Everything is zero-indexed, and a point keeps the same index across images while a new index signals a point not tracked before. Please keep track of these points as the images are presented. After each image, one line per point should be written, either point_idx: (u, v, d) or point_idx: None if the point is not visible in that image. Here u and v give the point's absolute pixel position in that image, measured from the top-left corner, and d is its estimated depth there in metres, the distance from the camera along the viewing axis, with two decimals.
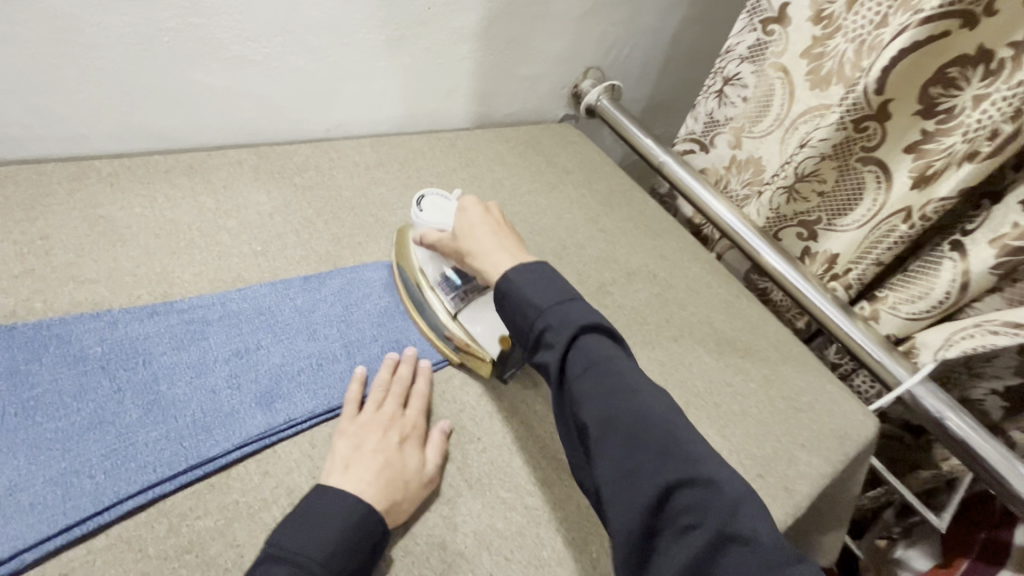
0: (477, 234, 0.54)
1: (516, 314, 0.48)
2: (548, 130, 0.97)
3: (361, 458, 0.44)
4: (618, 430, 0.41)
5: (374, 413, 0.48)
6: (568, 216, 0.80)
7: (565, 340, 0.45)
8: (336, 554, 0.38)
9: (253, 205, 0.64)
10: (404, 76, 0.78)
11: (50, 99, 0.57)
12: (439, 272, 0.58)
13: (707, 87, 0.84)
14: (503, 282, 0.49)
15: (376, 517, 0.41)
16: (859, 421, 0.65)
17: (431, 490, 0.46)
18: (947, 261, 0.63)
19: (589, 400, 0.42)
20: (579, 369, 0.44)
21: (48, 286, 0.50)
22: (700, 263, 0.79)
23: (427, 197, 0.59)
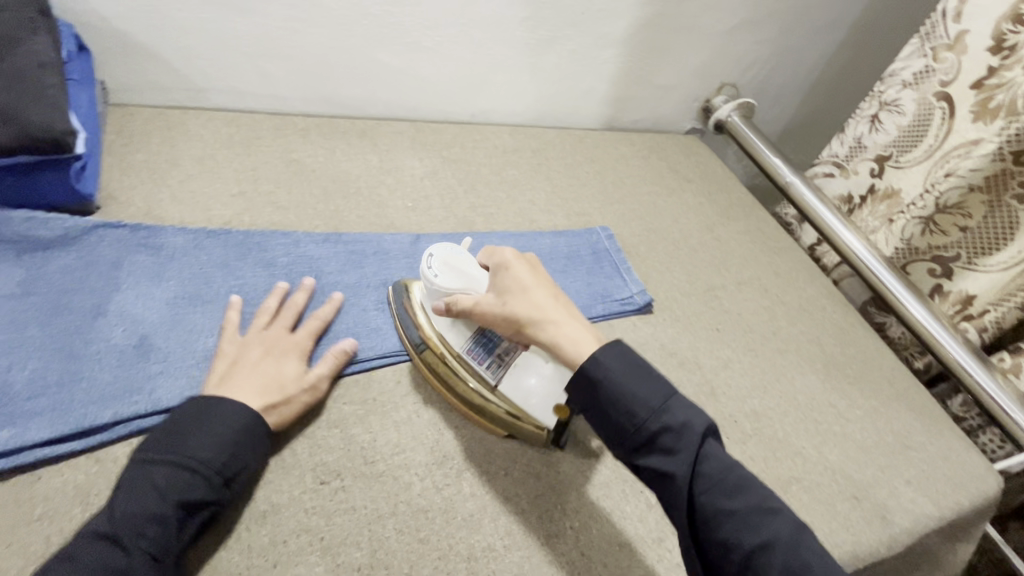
0: (533, 295, 0.47)
1: (616, 412, 0.42)
2: (674, 140, 1.00)
3: (237, 372, 0.44)
4: (772, 560, 0.37)
5: (256, 332, 0.48)
6: (685, 220, 0.82)
7: (691, 451, 0.40)
8: (218, 447, 0.40)
9: (408, 169, 0.74)
10: (549, 74, 0.85)
11: (272, 63, 0.71)
12: (465, 339, 0.49)
13: (860, 111, 0.82)
14: (592, 366, 0.42)
15: (249, 417, 0.42)
16: (979, 475, 0.60)
17: (313, 397, 0.47)
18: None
19: (727, 520, 0.38)
20: (709, 487, 0.39)
21: (253, 206, 0.62)
22: (815, 285, 0.78)
23: (433, 258, 0.51)
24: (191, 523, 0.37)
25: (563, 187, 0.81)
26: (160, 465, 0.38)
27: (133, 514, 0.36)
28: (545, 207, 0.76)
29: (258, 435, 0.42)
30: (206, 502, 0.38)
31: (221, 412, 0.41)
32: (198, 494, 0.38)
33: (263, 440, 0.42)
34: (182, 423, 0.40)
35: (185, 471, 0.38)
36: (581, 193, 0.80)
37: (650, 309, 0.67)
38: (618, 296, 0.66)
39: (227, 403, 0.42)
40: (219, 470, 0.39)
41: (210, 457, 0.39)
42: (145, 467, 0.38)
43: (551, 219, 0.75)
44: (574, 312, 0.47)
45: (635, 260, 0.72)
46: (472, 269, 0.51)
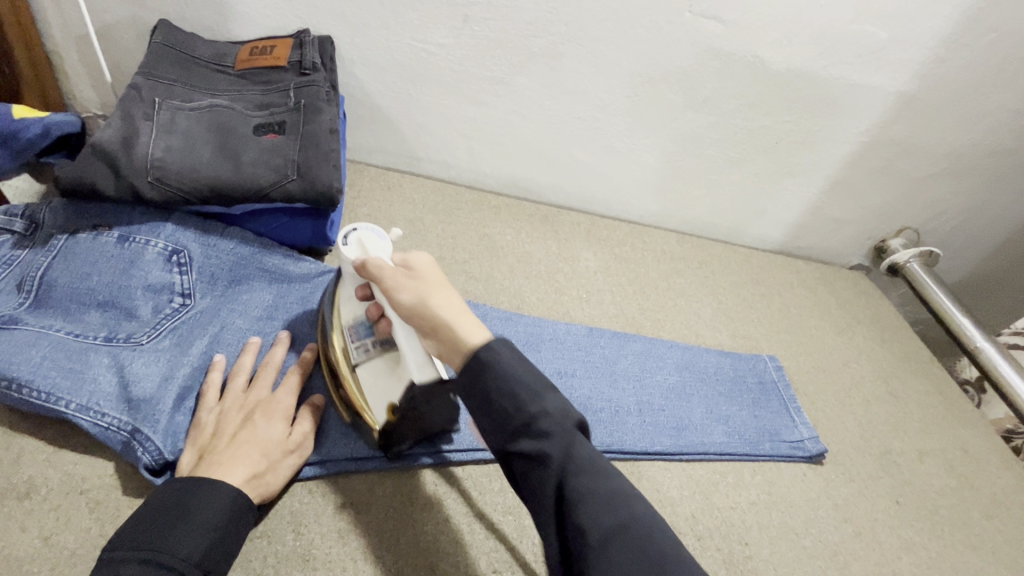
0: (441, 290, 0.43)
1: (496, 395, 0.37)
2: (841, 275, 0.96)
3: (215, 446, 0.44)
4: (629, 553, 0.32)
5: (233, 397, 0.47)
6: (856, 366, 0.77)
7: (566, 438, 0.36)
8: (203, 538, 0.37)
9: (583, 260, 0.78)
10: (729, 191, 0.86)
11: (483, 145, 0.80)
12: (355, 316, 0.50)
13: None
14: (483, 348, 0.38)
15: (232, 496, 0.40)
16: None
17: (296, 457, 0.47)
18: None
19: (583, 509, 0.33)
20: (578, 472, 0.35)
21: (449, 274, 0.69)
22: (1014, 476, 0.68)
23: (358, 231, 0.48)
24: None
25: (729, 305, 0.80)
26: (129, 563, 0.35)
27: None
28: (710, 322, 0.75)
29: (249, 511, 0.41)
30: None
31: (202, 498, 0.39)
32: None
33: (249, 516, 0.41)
34: (161, 513, 0.38)
35: (166, 570, 0.35)
36: (746, 314, 0.79)
37: (822, 459, 0.62)
38: (787, 437, 0.62)
39: (206, 485, 0.40)
40: (198, 563, 0.37)
41: (188, 549, 0.37)
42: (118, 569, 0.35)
43: (716, 336, 0.74)
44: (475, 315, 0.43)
45: (804, 400, 0.69)
46: (387, 253, 0.48)
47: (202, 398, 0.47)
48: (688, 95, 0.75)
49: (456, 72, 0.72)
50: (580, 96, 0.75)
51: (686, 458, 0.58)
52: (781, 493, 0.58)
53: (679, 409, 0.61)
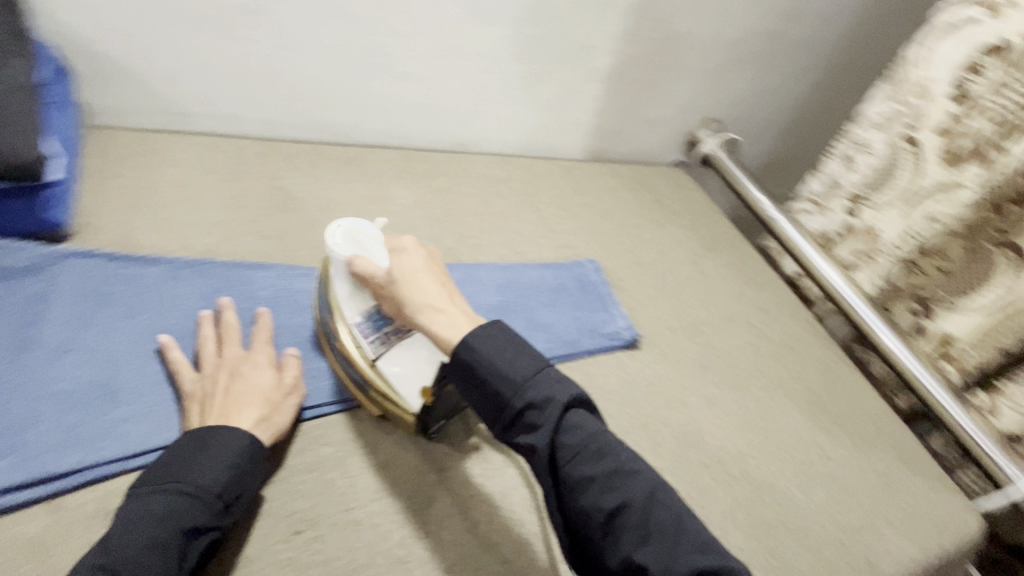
0: (419, 281, 0.48)
1: (488, 389, 0.43)
2: (660, 173, 1.02)
3: (216, 405, 0.45)
4: (625, 522, 0.39)
5: (210, 361, 0.48)
6: (671, 254, 0.83)
7: (552, 422, 0.42)
8: (222, 473, 0.41)
9: (394, 198, 0.74)
10: (541, 105, 0.86)
11: (261, 89, 0.71)
12: (357, 311, 0.52)
13: (830, 150, 0.82)
14: (466, 347, 0.44)
15: (245, 440, 0.43)
16: (959, 515, 0.61)
17: (293, 396, 0.49)
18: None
19: (578, 490, 0.40)
20: (571, 455, 0.41)
21: (233, 237, 0.62)
22: (798, 322, 0.79)
23: (343, 227, 0.52)
24: (190, 551, 0.39)
25: (550, 218, 0.81)
26: (155, 493, 0.39)
27: (139, 541, 0.37)
28: (532, 238, 0.76)
29: (258, 451, 0.44)
30: (203, 527, 0.39)
31: (217, 440, 0.42)
32: (195, 520, 0.39)
33: (261, 452, 0.45)
34: (184, 451, 0.42)
35: (187, 497, 0.40)
36: (567, 224, 0.81)
37: (637, 344, 0.66)
38: (605, 330, 0.66)
39: (218, 433, 0.43)
40: (218, 493, 0.41)
41: (209, 480, 0.41)
42: (146, 499, 0.39)
43: (539, 251, 0.75)
44: (460, 302, 0.48)
45: (622, 294, 0.73)
46: (378, 244, 0.52)
47: (177, 373, 0.48)
48: (471, 6, 0.71)
49: (194, 1, 0.61)
50: (354, 18, 0.68)
51: None
52: (597, 384, 0.61)
53: None
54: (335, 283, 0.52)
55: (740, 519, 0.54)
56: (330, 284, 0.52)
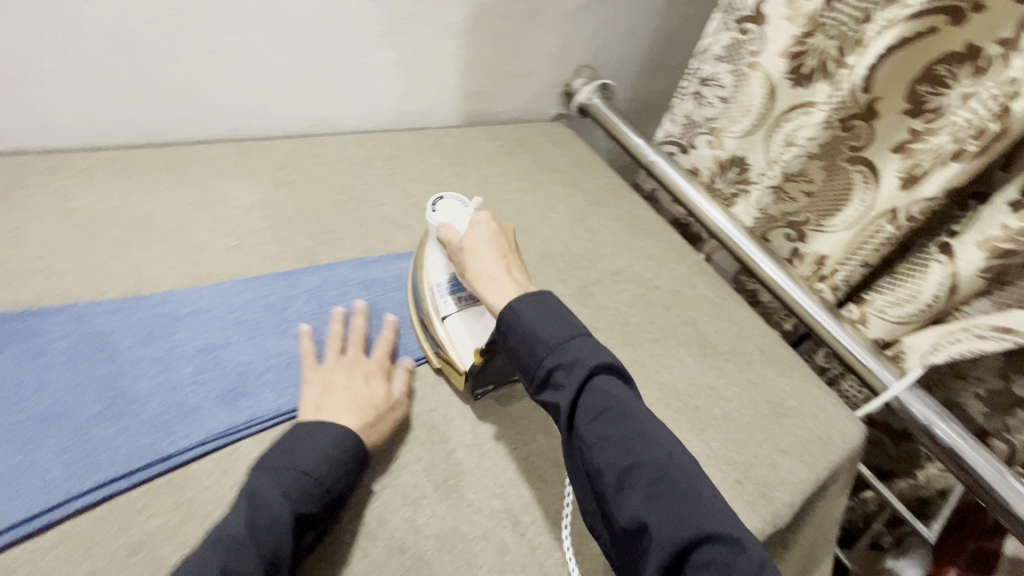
0: (480, 252, 0.50)
1: (522, 346, 0.45)
2: (539, 129, 0.97)
3: (330, 398, 0.45)
4: (637, 481, 0.40)
5: (336, 359, 0.49)
6: (556, 215, 0.79)
7: (578, 383, 0.43)
8: (329, 462, 0.41)
9: (231, 200, 0.64)
10: (395, 72, 0.77)
11: (33, 89, 0.55)
12: (442, 273, 0.53)
13: (682, 89, 0.84)
14: (509, 310, 0.46)
15: (352, 438, 0.43)
16: (843, 427, 0.64)
17: (401, 410, 0.49)
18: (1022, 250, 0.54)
19: (597, 450, 0.41)
20: (593, 416, 0.42)
21: (16, 280, 0.52)
22: (686, 264, 0.78)
23: (443, 198, 0.54)
24: (299, 539, 0.39)
25: (421, 196, 0.74)
26: (266, 476, 0.40)
27: (268, 520, 0.37)
28: (401, 221, 0.69)
29: (363, 455, 0.44)
30: (314, 516, 0.39)
31: (316, 430, 0.42)
32: (311, 508, 0.39)
33: (365, 457, 0.44)
34: (296, 436, 0.42)
35: (305, 479, 0.40)
36: (440, 200, 0.75)
37: None
38: None
39: (318, 426, 0.42)
40: (327, 487, 0.40)
41: (316, 467, 0.40)
42: (261, 480, 0.39)
43: (410, 234, 0.68)
44: (519, 278, 0.50)
45: None
46: (468, 217, 0.53)
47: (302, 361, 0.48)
48: None
49: None
50: None
51: None
52: None
53: None
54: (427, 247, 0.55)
55: None
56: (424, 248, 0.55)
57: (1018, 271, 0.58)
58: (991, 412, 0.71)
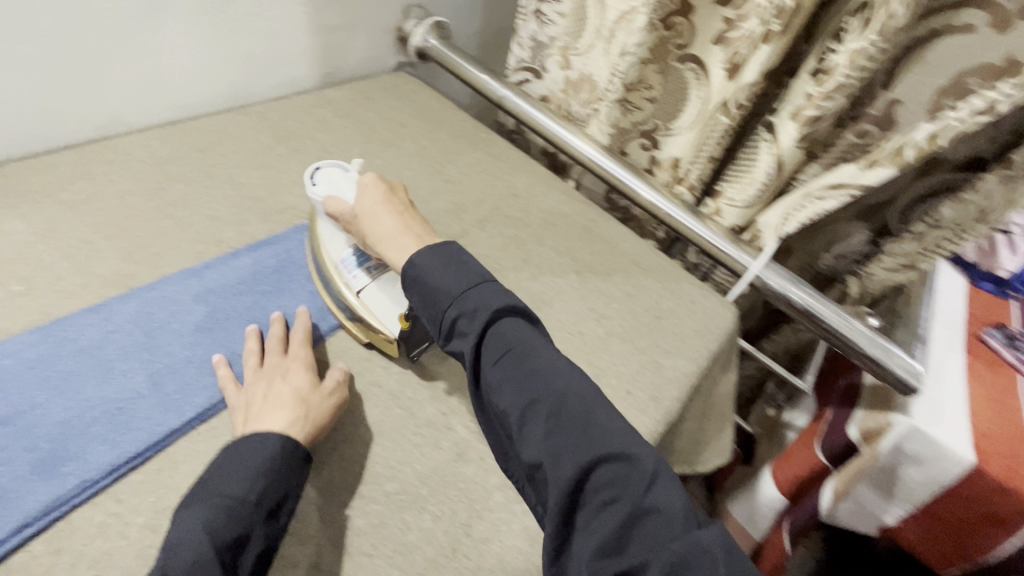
0: (377, 213, 0.51)
1: (427, 299, 0.46)
2: (380, 83, 0.90)
3: (259, 415, 0.43)
4: (538, 416, 0.41)
5: (253, 373, 0.47)
6: (410, 172, 0.75)
7: (479, 329, 0.43)
8: (254, 478, 0.39)
9: (6, 237, 0.54)
10: (186, 47, 0.66)
11: None
12: (341, 246, 0.54)
13: (523, 9, 0.81)
14: (410, 267, 0.47)
15: (287, 443, 0.41)
16: (717, 314, 0.68)
17: (340, 398, 0.47)
18: (825, 115, 0.57)
19: (501, 389, 0.42)
20: (496, 358, 0.43)
21: None
22: (553, 193, 0.78)
23: (320, 170, 0.55)
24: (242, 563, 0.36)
25: (252, 183, 0.66)
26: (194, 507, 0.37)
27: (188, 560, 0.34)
28: (233, 217, 0.62)
29: (297, 455, 0.42)
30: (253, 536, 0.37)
31: (248, 445, 0.40)
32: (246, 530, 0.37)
33: (305, 454, 0.42)
34: (215, 468, 0.39)
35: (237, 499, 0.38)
36: (276, 183, 0.67)
37: None
38: None
39: (259, 443, 0.41)
40: (260, 502, 0.38)
41: (245, 488, 0.38)
42: (185, 513, 0.37)
43: (245, 228, 0.61)
44: (417, 228, 0.51)
45: None
46: (351, 183, 0.55)
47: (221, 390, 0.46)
48: None
49: None
50: None
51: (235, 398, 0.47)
52: (354, 356, 0.53)
53: (209, 349, 0.49)
54: (320, 227, 0.55)
55: None
56: (317, 229, 0.55)
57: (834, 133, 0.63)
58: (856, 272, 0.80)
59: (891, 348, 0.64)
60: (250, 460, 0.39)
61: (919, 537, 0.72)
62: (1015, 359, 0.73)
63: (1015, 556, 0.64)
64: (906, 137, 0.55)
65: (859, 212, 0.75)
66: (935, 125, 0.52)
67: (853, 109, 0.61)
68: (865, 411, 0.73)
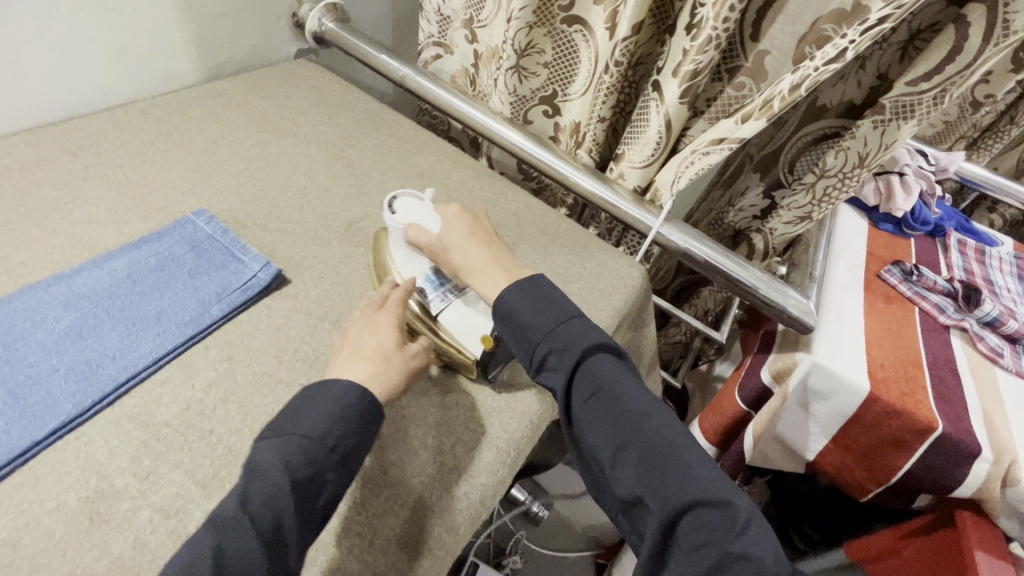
0: (463, 248, 0.55)
1: (518, 336, 0.51)
2: (277, 72, 0.86)
3: (351, 361, 0.47)
4: (629, 455, 0.45)
5: (358, 319, 0.50)
6: (307, 159, 0.72)
7: (568, 369, 0.48)
8: (335, 418, 0.42)
9: None
10: (43, 42, 0.61)
11: None
12: (420, 272, 0.56)
13: None
14: (500, 303, 0.51)
15: (359, 394, 0.44)
16: (624, 275, 0.69)
17: (419, 358, 0.50)
18: (702, 69, 0.58)
19: (593, 428, 0.46)
20: (587, 397, 0.47)
21: None
22: (460, 170, 0.77)
23: (399, 199, 0.58)
24: (299, 495, 0.39)
25: (132, 182, 0.63)
26: (272, 446, 0.41)
27: (266, 491, 0.38)
28: (110, 219, 0.59)
29: (370, 408, 0.44)
30: (314, 472, 0.40)
31: (332, 391, 0.44)
32: (307, 466, 0.40)
33: (378, 412, 0.45)
34: (296, 409, 0.43)
35: (302, 440, 0.41)
36: (158, 180, 0.64)
37: (284, 278, 0.57)
38: (236, 283, 0.55)
39: (336, 386, 0.44)
40: (333, 440, 0.42)
41: (321, 429, 0.42)
42: (262, 449, 0.40)
43: (123, 229, 0.58)
44: (504, 261, 0.56)
45: (253, 232, 0.62)
46: (430, 212, 0.57)
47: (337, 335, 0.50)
48: None
49: None
50: None
51: (104, 406, 0.45)
52: (241, 349, 0.51)
53: (77, 357, 0.46)
54: (391, 250, 0.57)
55: (440, 391, 0.54)
56: (386, 253, 0.57)
57: (714, 87, 0.65)
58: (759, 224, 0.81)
59: (786, 290, 0.68)
60: (325, 404, 0.43)
61: (835, 467, 0.75)
62: (910, 292, 0.77)
63: (913, 475, 0.68)
64: (773, 89, 0.56)
65: (757, 168, 0.78)
66: (795, 77, 0.54)
67: (728, 60, 0.62)
68: (777, 354, 0.76)
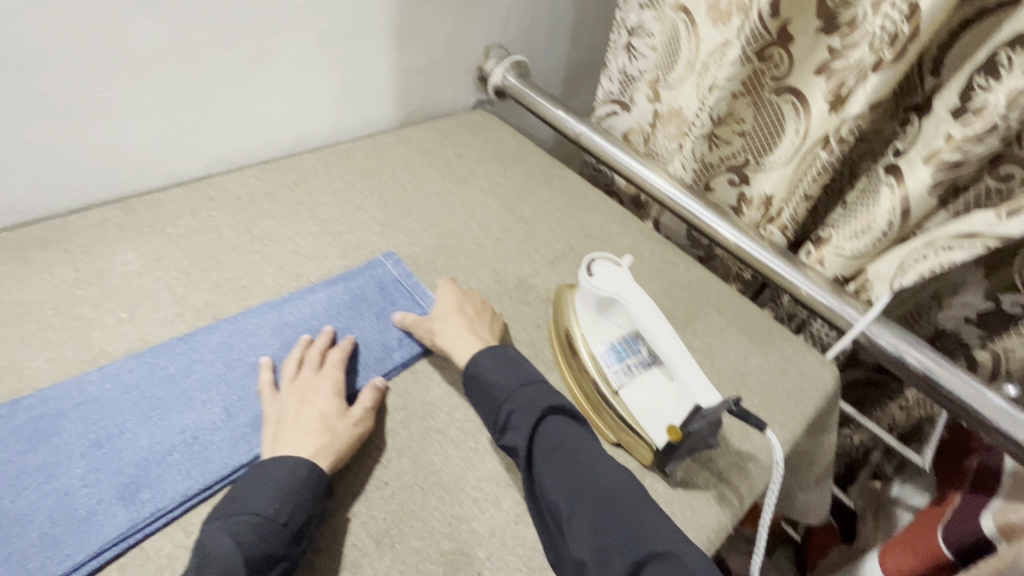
0: (449, 318, 0.55)
1: (485, 398, 0.49)
2: (458, 121, 0.91)
3: (288, 429, 0.45)
4: (585, 512, 0.41)
5: (287, 385, 0.49)
6: (482, 210, 0.74)
7: (530, 423, 0.45)
8: (283, 495, 0.40)
9: (118, 267, 0.59)
10: (280, 92, 0.70)
11: None
12: (603, 340, 0.53)
13: (614, 44, 0.79)
14: (472, 366, 0.50)
15: (308, 468, 0.42)
16: (813, 372, 0.61)
17: (364, 425, 0.47)
18: (968, 159, 0.50)
19: (552, 483, 0.43)
20: (547, 453, 0.44)
21: None
22: (630, 233, 0.74)
23: (596, 260, 0.54)
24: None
25: (333, 220, 0.69)
26: (222, 523, 0.39)
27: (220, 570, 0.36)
28: (314, 253, 0.64)
29: (321, 485, 0.42)
30: (270, 553, 0.38)
31: (282, 462, 0.42)
32: (264, 548, 0.38)
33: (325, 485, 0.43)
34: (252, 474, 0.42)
35: (259, 518, 0.39)
36: (353, 220, 0.69)
37: None
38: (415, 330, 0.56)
39: (283, 460, 0.42)
40: (282, 519, 0.39)
41: (268, 509, 0.40)
42: (213, 528, 0.38)
43: (323, 264, 0.63)
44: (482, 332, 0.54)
45: (431, 279, 0.64)
46: (629, 278, 0.52)
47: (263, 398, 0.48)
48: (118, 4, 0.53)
49: None
50: None
51: None
52: (417, 400, 0.52)
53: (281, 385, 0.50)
54: (578, 311, 0.55)
55: None
56: (571, 312, 0.56)
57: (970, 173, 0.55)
58: (984, 333, 0.68)
59: None
60: (278, 481, 0.41)
61: None
62: None
63: None
64: None
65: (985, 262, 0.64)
66: None
67: None
68: (1003, 501, 0.61)
